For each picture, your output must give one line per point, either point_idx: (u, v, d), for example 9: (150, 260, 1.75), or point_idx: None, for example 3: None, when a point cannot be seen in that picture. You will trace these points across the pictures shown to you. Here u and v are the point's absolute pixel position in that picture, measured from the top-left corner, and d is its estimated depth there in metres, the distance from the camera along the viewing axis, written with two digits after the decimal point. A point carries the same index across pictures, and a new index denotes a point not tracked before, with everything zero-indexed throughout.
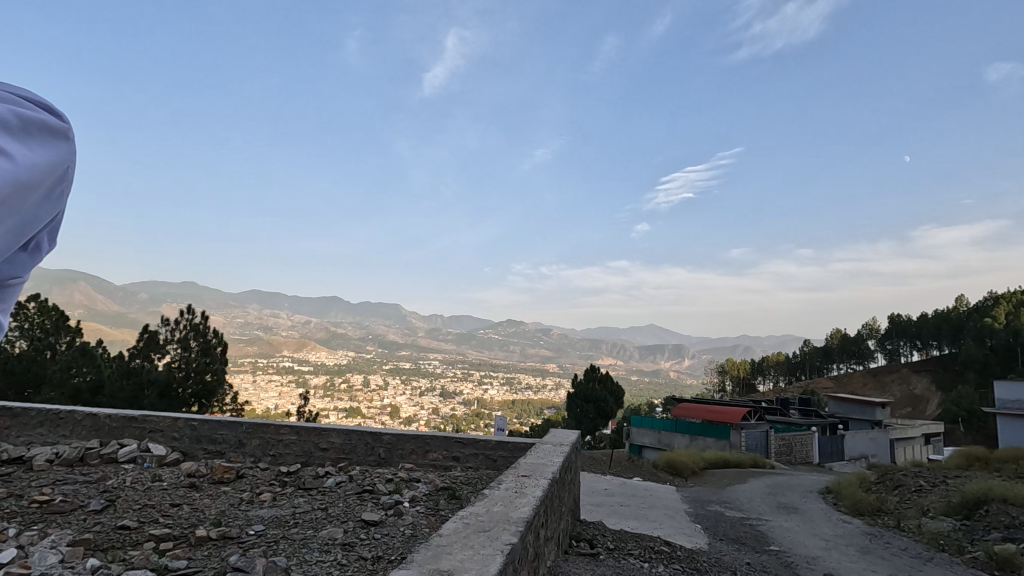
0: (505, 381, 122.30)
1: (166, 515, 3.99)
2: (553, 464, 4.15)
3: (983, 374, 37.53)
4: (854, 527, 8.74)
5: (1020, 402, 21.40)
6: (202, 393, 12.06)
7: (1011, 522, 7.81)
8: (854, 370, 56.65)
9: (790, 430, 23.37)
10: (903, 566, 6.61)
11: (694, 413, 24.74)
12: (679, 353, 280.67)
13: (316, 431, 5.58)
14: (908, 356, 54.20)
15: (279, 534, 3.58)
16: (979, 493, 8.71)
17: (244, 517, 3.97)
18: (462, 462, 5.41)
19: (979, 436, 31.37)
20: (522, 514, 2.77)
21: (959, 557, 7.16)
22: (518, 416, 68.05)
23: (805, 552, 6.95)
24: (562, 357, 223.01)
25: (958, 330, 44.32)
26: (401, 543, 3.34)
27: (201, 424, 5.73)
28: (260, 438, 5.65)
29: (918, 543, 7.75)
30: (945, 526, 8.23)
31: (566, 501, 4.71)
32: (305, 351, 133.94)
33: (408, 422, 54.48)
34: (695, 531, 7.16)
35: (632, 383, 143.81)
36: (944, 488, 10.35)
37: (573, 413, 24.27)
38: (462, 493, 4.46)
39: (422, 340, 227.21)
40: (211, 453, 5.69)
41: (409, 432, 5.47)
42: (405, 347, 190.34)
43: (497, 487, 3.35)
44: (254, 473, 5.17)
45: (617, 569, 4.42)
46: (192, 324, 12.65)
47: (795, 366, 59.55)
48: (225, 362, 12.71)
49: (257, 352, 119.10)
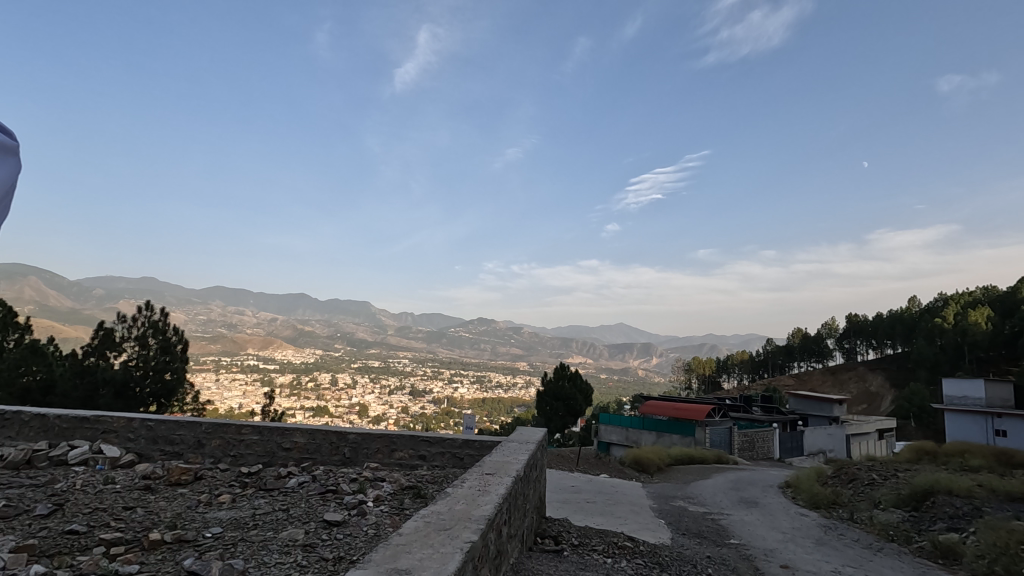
0: (475, 381, 121.29)
1: (119, 518, 3.88)
2: (518, 464, 4.11)
3: (932, 372, 39.28)
4: (810, 520, 9.07)
5: (965, 398, 22.40)
6: (161, 393, 11.71)
7: (955, 513, 8.21)
8: (814, 368, 58.33)
9: (752, 426, 24.07)
10: (856, 557, 6.87)
11: (662, 409, 25.18)
12: (647, 352, 284.46)
13: (280, 431, 5.48)
14: (865, 355, 56.04)
15: (238, 535, 3.52)
16: (927, 485, 9.13)
17: (200, 519, 3.87)
18: (429, 461, 5.37)
19: (928, 431, 32.86)
20: (484, 512, 2.78)
21: (907, 546, 7.50)
22: (490, 416, 67.53)
23: (762, 545, 7.16)
24: (533, 356, 222.40)
25: (911, 329, 46.18)
26: (363, 543, 3.31)
27: (158, 425, 5.57)
28: (220, 437, 5.52)
29: (870, 535, 8.07)
30: (894, 517, 8.59)
31: (531, 498, 4.73)
32: (270, 350, 130.55)
33: (377, 422, 53.57)
34: (659, 526, 7.31)
35: (602, 381, 145.25)
36: (895, 481, 10.81)
37: (543, 411, 24.38)
38: (427, 493, 4.42)
39: (393, 339, 224.45)
40: (168, 453, 5.53)
41: (375, 431, 5.43)
42: (374, 346, 187.09)
43: (459, 486, 3.31)
44: (213, 473, 5.06)
45: (581, 565, 4.44)
46: (151, 321, 12.14)
47: (759, 365, 60.98)
48: (186, 361, 12.36)
49: (221, 351, 114.94)
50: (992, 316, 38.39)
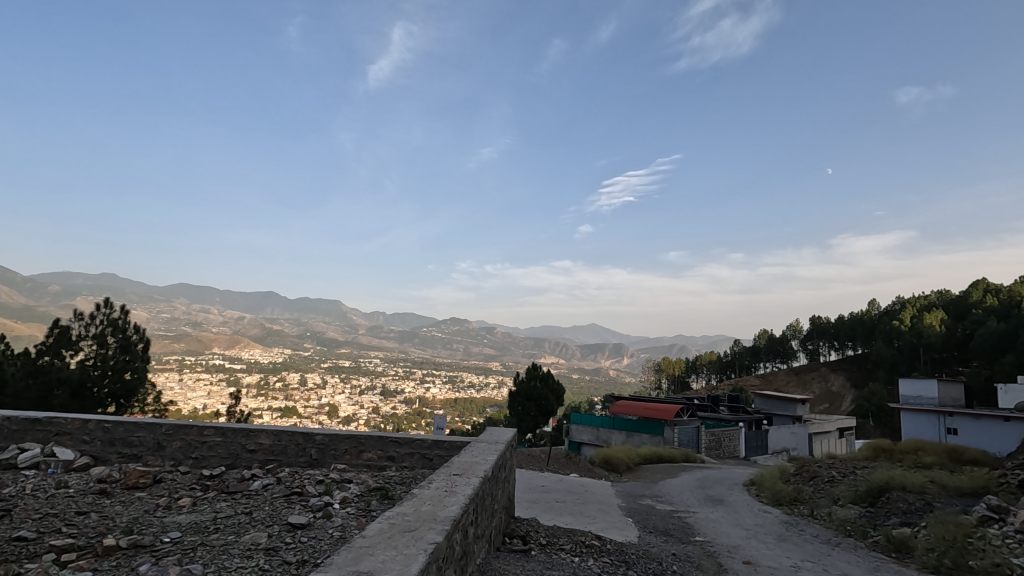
0: (446, 381, 120.54)
1: (71, 523, 3.74)
2: (486, 464, 4.13)
3: (890, 373, 40.79)
4: (772, 517, 9.31)
5: (921, 398, 23.26)
6: (120, 393, 11.32)
7: (908, 508, 8.54)
8: (779, 369, 59.82)
9: (719, 426, 24.63)
10: (815, 552, 7.11)
11: (632, 409, 25.50)
12: (618, 352, 287.56)
13: (244, 432, 5.36)
14: (827, 356, 57.72)
15: (197, 540, 3.42)
16: (882, 482, 9.46)
17: (158, 523, 3.76)
18: (398, 462, 5.33)
19: (886, 429, 34.18)
20: (451, 513, 2.77)
21: (862, 540, 7.78)
22: (463, 416, 67.35)
23: (727, 542, 7.30)
24: (506, 356, 221.96)
25: (870, 331, 47.85)
26: (328, 546, 3.27)
27: (116, 426, 5.40)
28: (181, 439, 5.36)
29: (828, 530, 8.37)
30: (852, 513, 8.89)
31: (500, 499, 4.73)
32: (237, 349, 127.31)
33: (347, 422, 52.86)
34: (627, 525, 7.44)
35: (574, 381, 146.39)
36: (852, 478, 11.15)
37: (515, 411, 24.44)
38: (394, 493, 4.41)
39: (365, 339, 221.73)
40: (126, 457, 5.36)
41: (343, 432, 5.38)
42: (345, 346, 184.19)
43: (426, 487, 3.31)
44: (173, 477, 4.90)
45: (548, 564, 4.47)
46: (110, 319, 11.72)
47: (726, 365, 62.32)
48: (147, 360, 12.00)
49: (185, 351, 111.53)
50: (945, 318, 40.21)
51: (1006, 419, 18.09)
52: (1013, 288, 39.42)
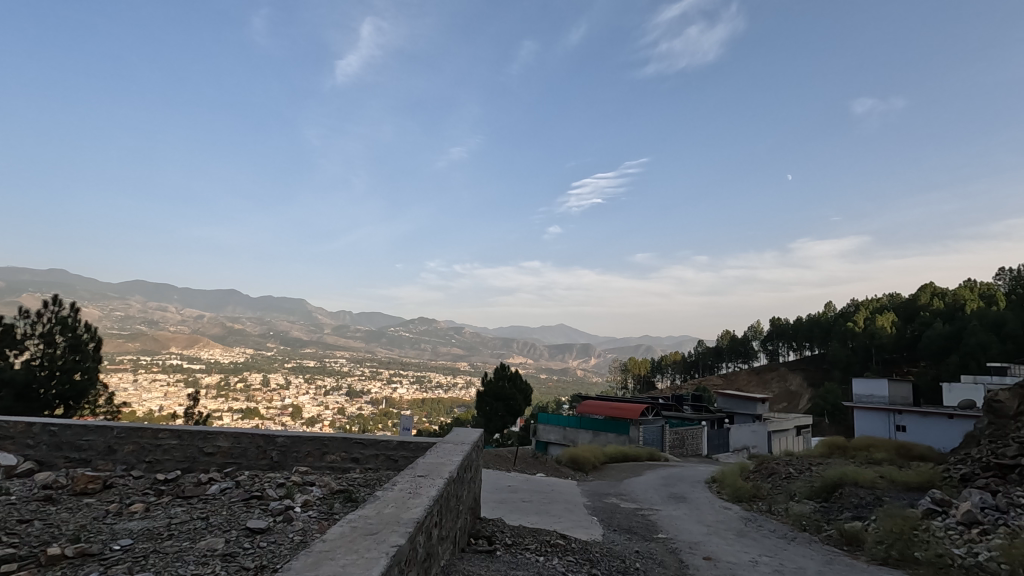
0: (414, 381, 119.35)
1: (12, 532, 3.55)
2: (452, 464, 4.13)
3: (844, 373, 42.34)
4: (732, 513, 9.56)
5: (872, 397, 24.25)
6: (69, 395, 10.80)
7: (861, 503, 8.88)
8: (740, 368, 61.49)
9: (683, 425, 25.12)
10: (772, 546, 7.33)
11: (599, 409, 25.78)
12: (586, 353, 290.40)
13: (201, 434, 5.20)
14: (786, 356, 59.65)
15: (149, 547, 3.30)
16: (836, 478, 9.80)
17: (107, 531, 3.61)
18: (362, 464, 5.25)
19: (840, 427, 35.54)
20: (414, 515, 2.75)
21: (817, 535, 8.06)
22: (430, 416, 66.92)
23: (688, 539, 7.46)
24: (474, 356, 221.33)
25: (826, 333, 49.65)
26: (288, 550, 3.21)
27: (63, 430, 5.16)
28: (134, 443, 5.15)
29: (785, 526, 8.64)
30: (808, 508, 9.19)
31: (466, 499, 4.74)
32: (195, 348, 123.06)
33: (311, 424, 51.78)
34: (591, 523, 7.51)
35: (542, 381, 147.33)
36: (808, 475, 11.55)
37: (483, 411, 24.39)
38: (358, 496, 4.34)
39: (330, 338, 217.87)
40: (75, 461, 5.13)
41: (306, 434, 5.27)
42: (309, 345, 180.44)
43: (391, 488, 3.27)
44: (125, 482, 4.72)
45: (513, 564, 4.48)
46: (59, 317, 11.22)
47: (690, 365, 63.66)
48: (98, 360, 11.52)
49: (140, 350, 107.28)
50: (895, 321, 42.05)
51: (951, 416, 19.07)
52: (958, 292, 41.51)
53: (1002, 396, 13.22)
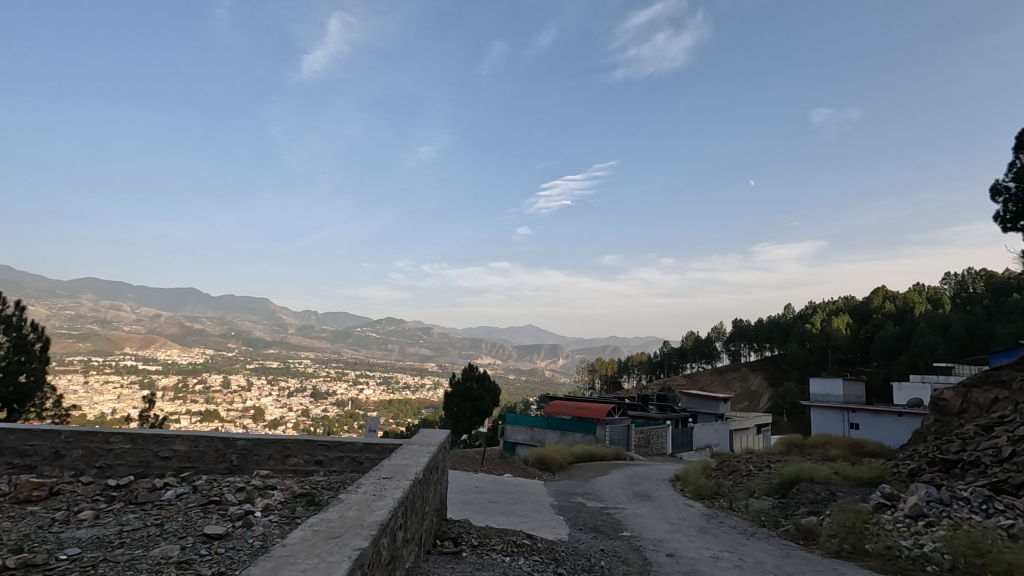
0: (381, 381, 118.06)
1: None
2: (418, 465, 4.12)
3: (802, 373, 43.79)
4: (695, 510, 9.78)
5: (827, 396, 25.10)
6: (14, 398, 10.30)
7: (816, 498, 9.21)
8: (703, 368, 62.90)
9: (648, 424, 25.54)
10: (732, 542, 7.53)
11: (566, 409, 26.00)
12: (554, 353, 292.52)
13: (157, 437, 5.01)
14: (747, 356, 61.32)
15: (99, 556, 3.17)
16: (793, 475, 10.14)
17: (53, 540, 3.45)
18: (326, 467, 5.15)
19: (798, 425, 36.72)
20: (378, 517, 2.71)
21: (775, 530, 8.31)
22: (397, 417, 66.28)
23: (652, 536, 7.59)
24: (442, 356, 220.26)
25: (785, 334, 51.26)
26: (247, 556, 3.13)
27: (6, 434, 4.91)
28: (84, 447, 4.94)
29: (745, 521, 8.90)
30: (766, 504, 9.47)
31: (432, 500, 4.72)
32: (151, 349, 118.68)
33: (274, 426, 50.60)
34: (558, 523, 7.57)
35: (510, 381, 147.85)
36: (767, 471, 11.92)
37: (451, 412, 24.29)
38: (321, 499, 4.27)
39: (295, 339, 213.31)
40: (18, 467, 4.88)
41: (267, 437, 5.14)
42: (272, 346, 176.19)
43: (355, 491, 3.23)
44: (73, 489, 4.52)
45: (478, 565, 4.48)
46: (2, 316, 10.64)
47: (656, 365, 64.79)
48: (46, 361, 11.00)
49: (92, 350, 102.87)
50: (850, 322, 43.70)
51: (900, 414, 19.88)
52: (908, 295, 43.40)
53: (946, 394, 13.88)
